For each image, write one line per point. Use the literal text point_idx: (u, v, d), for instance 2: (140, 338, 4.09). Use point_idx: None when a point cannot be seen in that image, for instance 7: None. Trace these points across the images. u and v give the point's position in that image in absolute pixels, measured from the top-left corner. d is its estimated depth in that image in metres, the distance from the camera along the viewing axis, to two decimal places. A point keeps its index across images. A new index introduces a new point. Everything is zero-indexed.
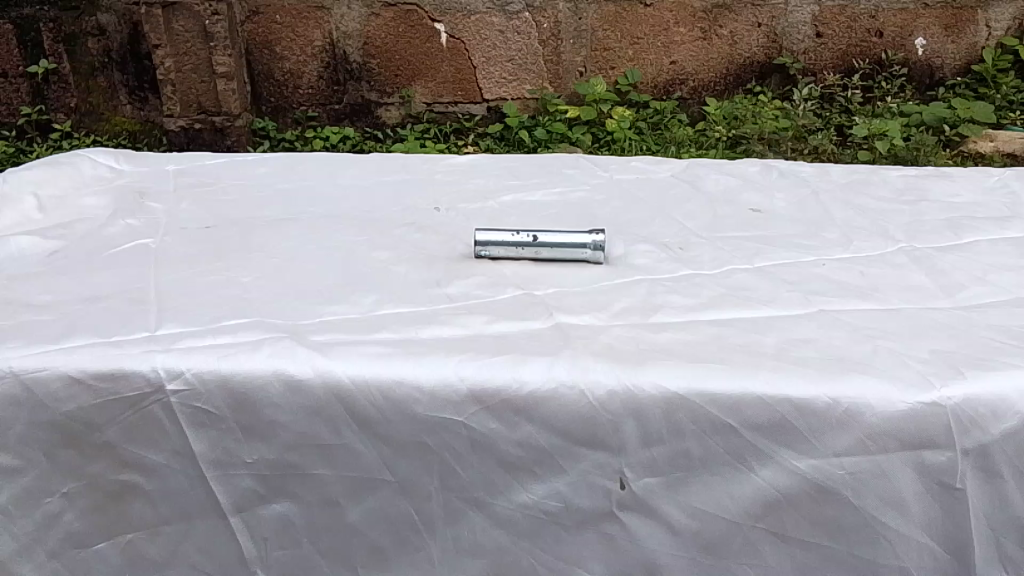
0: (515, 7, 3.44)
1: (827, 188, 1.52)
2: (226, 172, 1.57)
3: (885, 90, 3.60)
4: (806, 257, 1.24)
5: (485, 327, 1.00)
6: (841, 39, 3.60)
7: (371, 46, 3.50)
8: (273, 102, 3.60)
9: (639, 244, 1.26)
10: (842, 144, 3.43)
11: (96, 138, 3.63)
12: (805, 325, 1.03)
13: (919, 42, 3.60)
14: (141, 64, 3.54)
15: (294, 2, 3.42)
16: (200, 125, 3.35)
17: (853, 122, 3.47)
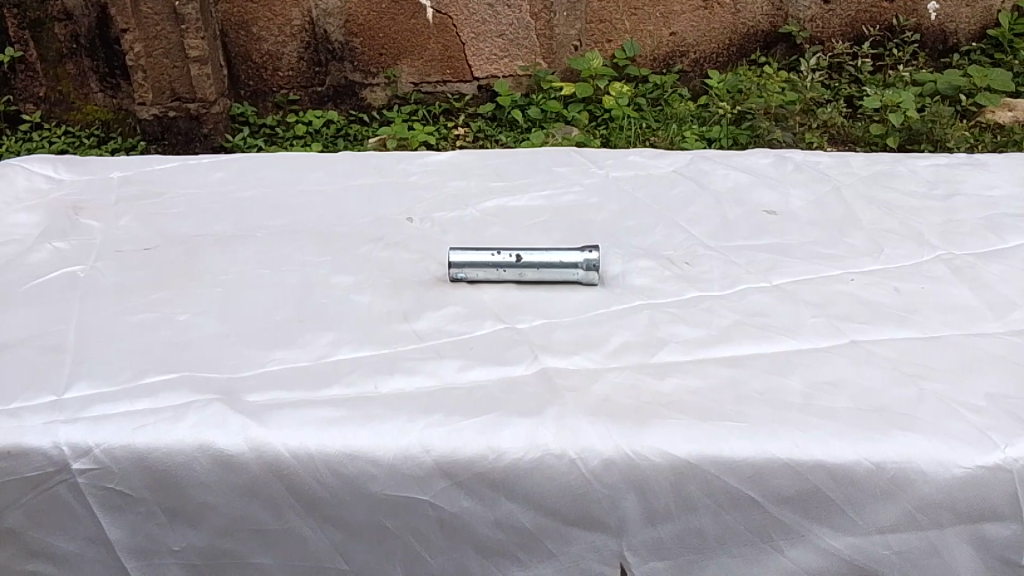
0: None
1: (848, 181, 1.36)
2: (178, 179, 1.41)
3: (897, 58, 3.41)
4: (832, 271, 1.08)
5: (458, 377, 0.85)
6: (850, 4, 3.39)
7: (351, 26, 3.30)
8: (252, 86, 3.40)
9: (639, 259, 1.10)
10: (853, 117, 3.23)
11: (69, 128, 3.46)
12: (836, 363, 0.88)
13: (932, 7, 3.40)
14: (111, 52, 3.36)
15: None
16: (174, 112, 3.17)
17: (863, 93, 3.28)
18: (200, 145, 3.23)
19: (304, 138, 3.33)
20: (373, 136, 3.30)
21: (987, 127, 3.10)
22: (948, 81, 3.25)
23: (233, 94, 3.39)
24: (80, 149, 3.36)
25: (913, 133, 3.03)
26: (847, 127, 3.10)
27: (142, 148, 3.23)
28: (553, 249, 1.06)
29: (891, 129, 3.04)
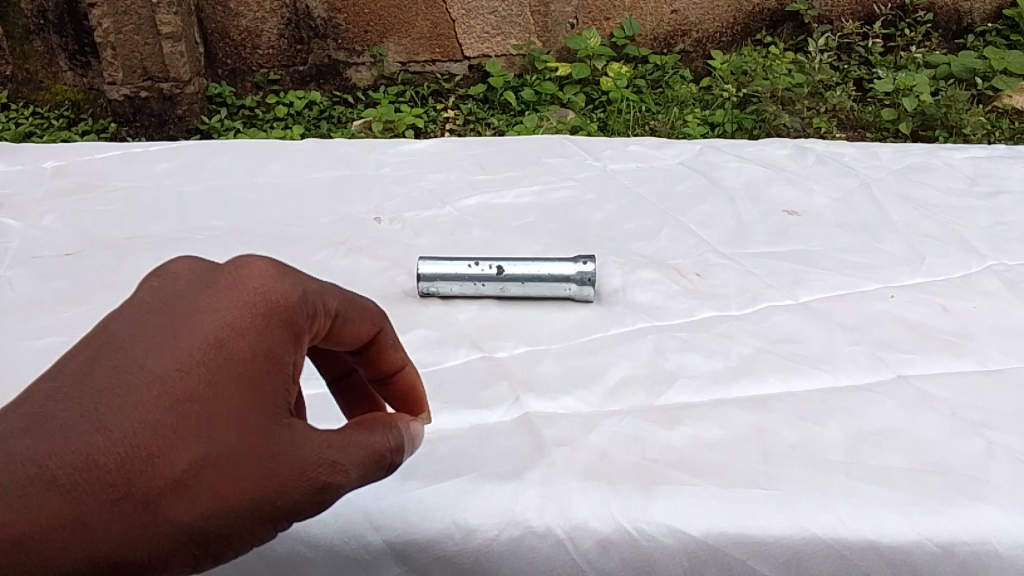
0: None
1: (877, 176, 1.19)
2: (118, 170, 1.24)
3: (910, 37, 2.72)
4: (868, 285, 0.92)
5: (417, 426, 0.70)
6: None
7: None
8: (230, 64, 2.59)
9: (642, 270, 0.94)
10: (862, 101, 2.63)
11: (39, 111, 2.63)
12: (882, 406, 0.73)
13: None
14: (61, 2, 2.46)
15: None
16: (145, 93, 2.46)
17: (876, 75, 2.63)
18: (173, 127, 2.53)
19: (284, 123, 2.57)
20: (359, 118, 2.55)
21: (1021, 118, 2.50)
22: (968, 62, 2.63)
23: (209, 74, 2.58)
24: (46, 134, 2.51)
25: (927, 119, 2.45)
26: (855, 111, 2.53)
27: (115, 134, 2.51)
28: (539, 259, 0.89)
29: (905, 115, 2.46)
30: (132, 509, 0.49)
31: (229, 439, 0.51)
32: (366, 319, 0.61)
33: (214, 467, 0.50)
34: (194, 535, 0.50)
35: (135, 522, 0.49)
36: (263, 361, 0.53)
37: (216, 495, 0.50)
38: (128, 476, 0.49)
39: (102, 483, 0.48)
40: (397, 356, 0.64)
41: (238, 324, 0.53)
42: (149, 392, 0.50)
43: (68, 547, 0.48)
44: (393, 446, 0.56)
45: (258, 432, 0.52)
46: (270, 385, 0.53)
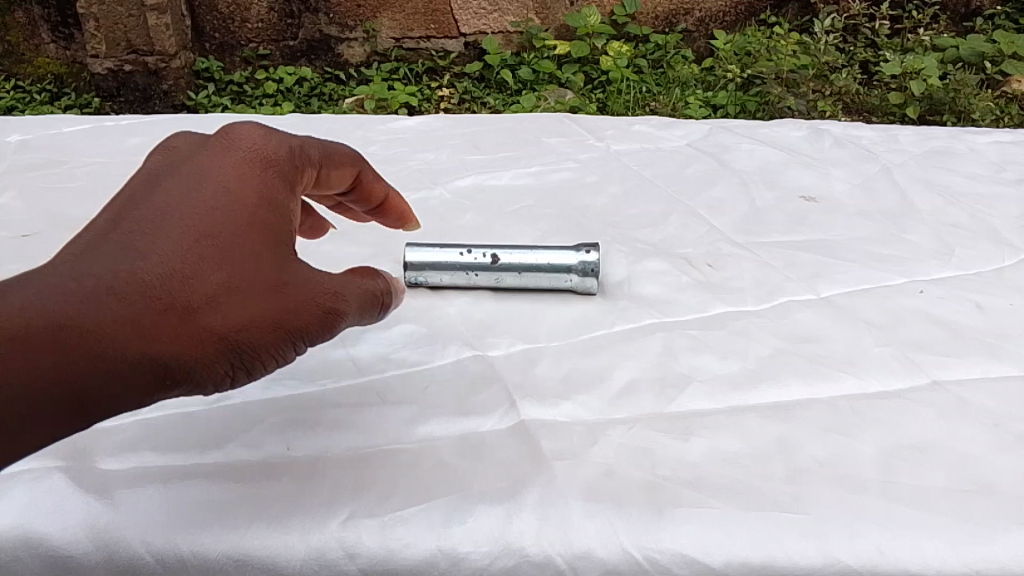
0: None
1: (898, 161, 1.11)
2: (83, 144, 1.15)
3: (918, 20, 2.35)
4: (895, 279, 0.84)
5: (398, 434, 0.62)
6: None
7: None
8: (217, 37, 2.22)
9: (649, 259, 0.86)
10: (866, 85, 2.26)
11: (13, 84, 2.23)
12: (917, 417, 0.66)
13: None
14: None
15: None
16: (130, 66, 2.11)
17: (882, 57, 2.26)
18: (159, 103, 2.17)
19: (273, 100, 2.19)
20: (352, 96, 2.20)
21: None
22: (978, 44, 2.25)
23: (195, 47, 2.22)
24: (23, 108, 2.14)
25: (934, 102, 2.08)
26: (861, 93, 2.15)
27: (97, 109, 2.15)
28: (535, 248, 0.81)
29: (913, 98, 2.09)
30: (176, 317, 0.52)
31: (257, 260, 0.55)
32: (346, 161, 0.67)
33: (244, 284, 0.54)
34: (229, 349, 0.53)
35: (179, 331, 0.52)
36: (269, 201, 0.58)
37: (248, 309, 0.54)
38: (170, 289, 0.52)
39: (145, 292, 0.51)
40: (376, 188, 0.72)
41: (243, 170, 0.58)
42: (175, 228, 0.54)
43: (119, 350, 0.50)
44: (379, 288, 0.62)
45: (277, 259, 0.56)
46: (282, 220, 0.58)
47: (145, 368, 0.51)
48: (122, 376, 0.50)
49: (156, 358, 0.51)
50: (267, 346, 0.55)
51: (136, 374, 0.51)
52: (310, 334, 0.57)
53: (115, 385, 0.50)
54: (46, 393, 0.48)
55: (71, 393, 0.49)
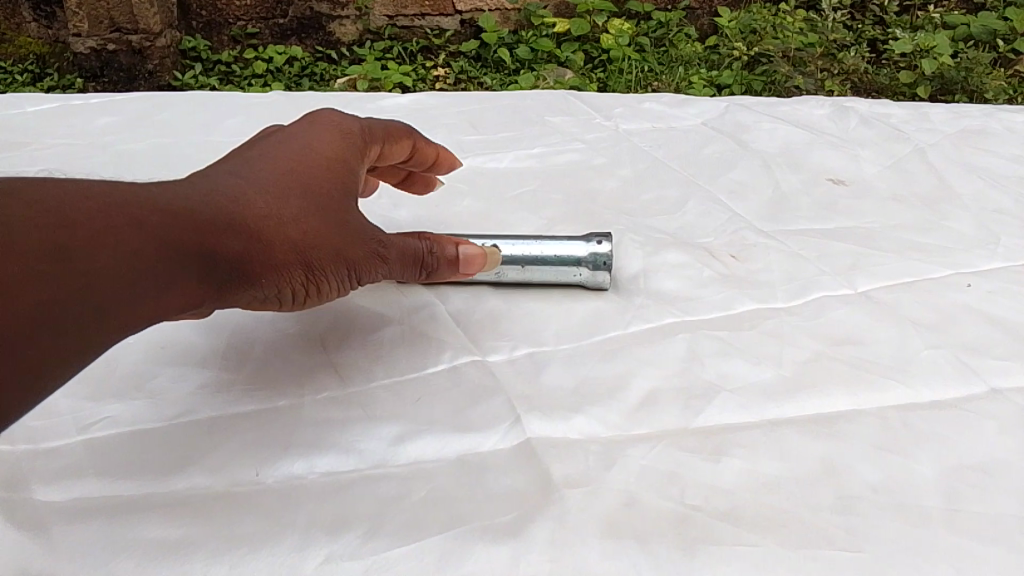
0: None
1: (931, 140, 1.03)
2: (47, 124, 1.06)
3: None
4: (940, 271, 0.76)
5: (386, 456, 0.54)
6: None
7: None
8: (205, 15, 2.11)
9: (667, 250, 0.78)
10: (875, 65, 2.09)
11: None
12: (978, 432, 0.58)
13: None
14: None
15: None
16: (114, 45, 1.98)
17: (892, 35, 2.08)
18: (145, 84, 2.03)
19: (263, 81, 2.08)
20: (344, 76, 2.08)
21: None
22: (989, 19, 2.07)
23: (182, 25, 2.10)
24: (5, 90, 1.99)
25: (945, 82, 1.91)
26: (870, 73, 1.98)
27: (82, 91, 2.01)
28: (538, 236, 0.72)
29: (923, 78, 1.93)
30: (268, 227, 0.53)
31: (342, 193, 0.57)
32: (402, 133, 0.66)
33: (328, 211, 0.56)
34: (299, 253, 0.55)
35: (266, 240, 0.53)
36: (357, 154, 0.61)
37: (321, 221, 0.55)
38: (265, 202, 0.54)
39: (239, 197, 0.53)
40: (429, 148, 0.70)
41: (337, 125, 0.61)
42: (276, 158, 0.57)
43: (206, 231, 0.51)
44: (437, 245, 0.62)
45: (350, 191, 0.58)
46: (355, 163, 0.60)
47: (223, 255, 0.52)
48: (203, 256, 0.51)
49: (234, 248, 0.52)
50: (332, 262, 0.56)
51: (216, 259, 0.52)
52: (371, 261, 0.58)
53: (197, 267, 0.51)
54: (136, 253, 0.48)
55: (159, 263, 0.49)
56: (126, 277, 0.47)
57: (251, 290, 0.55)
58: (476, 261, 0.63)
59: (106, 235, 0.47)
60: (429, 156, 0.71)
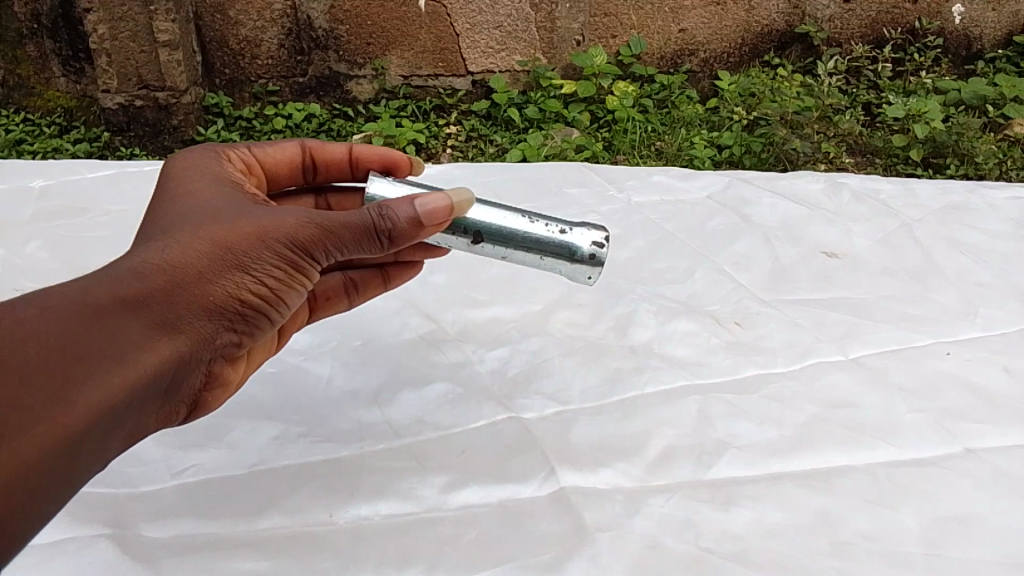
0: None
1: (917, 216, 1.12)
2: (107, 190, 1.14)
3: (922, 61, 1.92)
4: (921, 339, 0.85)
5: (440, 501, 0.62)
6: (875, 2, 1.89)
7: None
8: (228, 73, 1.82)
9: (679, 319, 0.86)
10: (871, 127, 1.88)
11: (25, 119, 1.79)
12: (957, 486, 0.66)
13: (958, 7, 1.91)
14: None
15: None
16: (142, 101, 1.71)
17: (887, 98, 1.87)
18: (171, 140, 1.76)
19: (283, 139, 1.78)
20: (361, 133, 1.81)
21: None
22: (978, 84, 1.87)
23: (205, 81, 1.81)
24: (32, 144, 1.71)
25: (937, 146, 1.75)
26: (865, 134, 1.82)
27: (108, 146, 1.74)
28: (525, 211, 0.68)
29: (915, 140, 1.77)
30: (177, 258, 0.55)
31: (235, 212, 0.60)
32: (285, 142, 0.77)
33: (228, 224, 0.58)
34: (218, 260, 0.56)
35: (185, 267, 0.55)
36: (229, 192, 0.64)
37: (224, 234, 0.57)
38: (166, 246, 0.56)
39: (143, 255, 0.55)
40: (336, 148, 0.80)
41: (201, 182, 0.65)
42: (159, 223, 0.60)
43: (124, 282, 0.52)
44: (379, 210, 0.59)
45: (244, 209, 0.61)
46: (231, 196, 0.63)
47: (152, 292, 0.53)
48: (136, 302, 0.52)
49: (158, 284, 0.53)
50: (257, 250, 0.58)
51: (150, 298, 0.53)
52: (304, 232, 0.58)
53: (141, 311, 0.52)
54: (73, 315, 0.50)
55: (96, 322, 0.50)
56: (71, 343, 0.49)
57: (203, 320, 0.55)
58: (438, 207, 0.59)
59: (41, 313, 0.49)
60: (342, 159, 0.80)
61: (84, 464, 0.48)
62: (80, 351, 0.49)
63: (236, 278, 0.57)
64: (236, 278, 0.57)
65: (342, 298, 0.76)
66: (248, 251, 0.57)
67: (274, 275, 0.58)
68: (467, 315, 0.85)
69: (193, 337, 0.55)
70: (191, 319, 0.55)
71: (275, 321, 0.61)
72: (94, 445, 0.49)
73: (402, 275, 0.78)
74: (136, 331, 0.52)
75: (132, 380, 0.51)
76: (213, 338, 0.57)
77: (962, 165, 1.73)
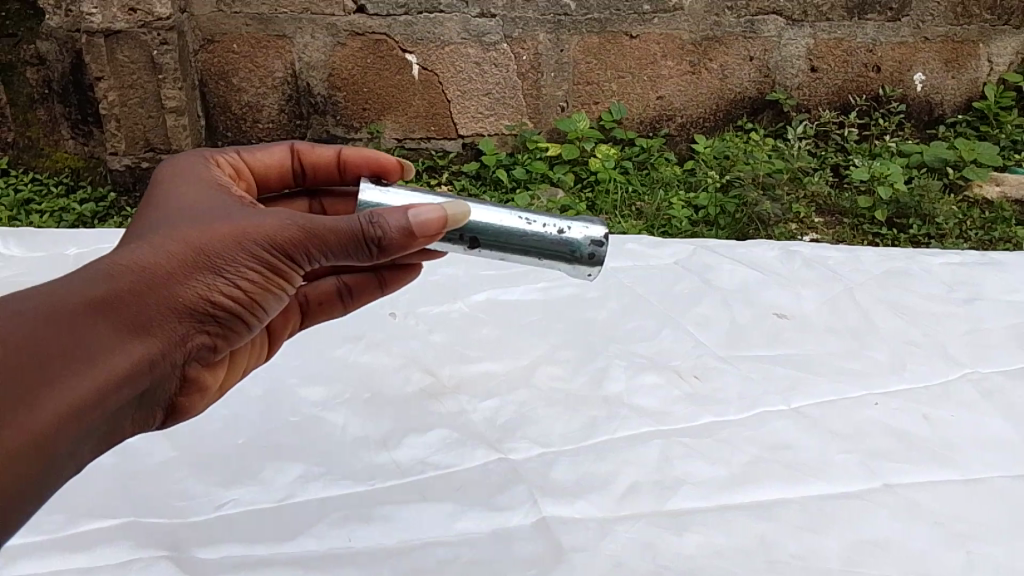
0: (492, 37, 1.91)
1: (860, 280, 1.26)
2: None
3: (886, 126, 2.05)
4: (854, 390, 0.98)
5: (442, 529, 0.74)
6: (838, 75, 2.05)
7: (280, 6, 1.84)
8: (231, 137, 1.97)
9: (646, 373, 0.99)
10: (840, 186, 2.00)
11: (35, 179, 1.94)
12: (873, 515, 0.78)
13: (919, 76, 2.05)
14: (31, 15, 1.82)
15: (253, 26, 1.86)
16: (148, 163, 1.86)
17: (853, 161, 2.00)
18: None
19: None
20: None
21: (1001, 214, 1.85)
22: (940, 149, 1.99)
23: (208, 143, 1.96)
24: (40, 205, 1.86)
25: (901, 207, 1.87)
26: (833, 195, 1.94)
27: (113, 206, 1.89)
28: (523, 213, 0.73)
29: (880, 201, 1.89)
30: (148, 263, 0.62)
31: (210, 218, 0.67)
32: (272, 148, 0.87)
33: (200, 231, 0.65)
34: (189, 265, 0.63)
35: (154, 272, 0.62)
36: (208, 198, 0.71)
37: (194, 241, 0.64)
38: (139, 252, 0.63)
39: (119, 260, 0.63)
40: (323, 150, 0.88)
41: (184, 190, 0.72)
42: (142, 230, 0.67)
43: (95, 286, 0.60)
44: (357, 216, 0.65)
45: (220, 215, 0.67)
46: (210, 202, 0.70)
47: (120, 296, 0.61)
48: (104, 304, 0.60)
49: (126, 287, 0.61)
50: (230, 253, 0.65)
51: (118, 302, 0.60)
52: (281, 237, 0.65)
53: (110, 314, 0.60)
54: (46, 321, 0.58)
55: (66, 326, 0.58)
56: (44, 347, 0.57)
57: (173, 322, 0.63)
58: (428, 219, 0.66)
59: (18, 319, 0.58)
60: (330, 160, 0.88)
61: (57, 453, 0.57)
62: (50, 352, 0.57)
63: (208, 281, 0.64)
64: (208, 281, 0.64)
65: (338, 304, 0.89)
66: (217, 258, 0.64)
67: (247, 278, 0.65)
68: (463, 369, 0.98)
69: (164, 334, 0.63)
70: (160, 319, 0.62)
71: (250, 320, 0.68)
72: (70, 439, 0.58)
73: (400, 278, 0.88)
74: (105, 332, 0.59)
75: (101, 379, 0.58)
76: (185, 334, 0.64)
77: (924, 225, 1.85)
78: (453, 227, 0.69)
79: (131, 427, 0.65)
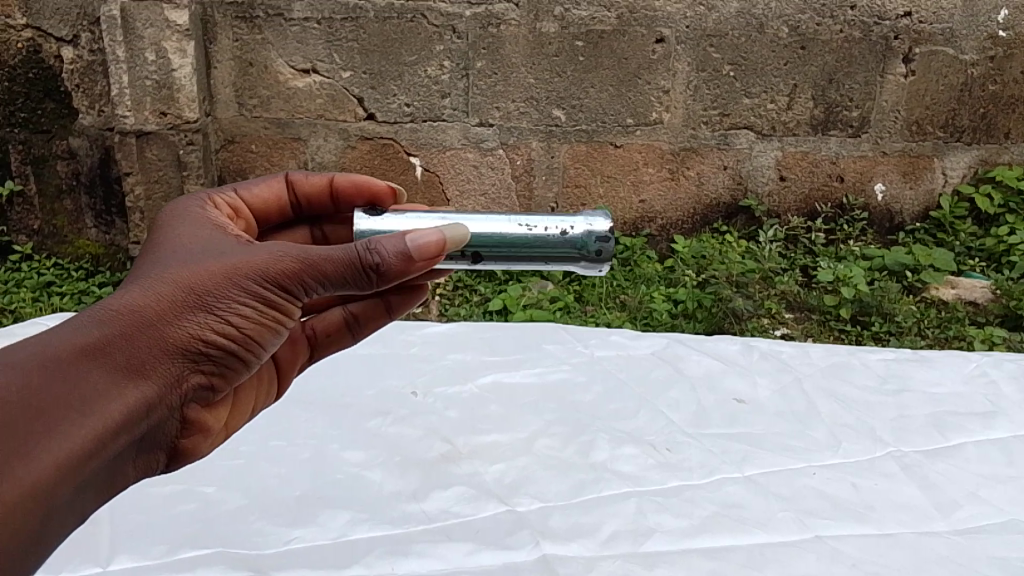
0: (490, 144, 2.19)
1: (807, 372, 1.49)
2: None
3: (849, 232, 2.30)
4: (796, 463, 1.20)
5: (464, 561, 0.94)
6: (803, 185, 2.31)
7: (297, 112, 2.13)
8: None
9: (625, 445, 1.20)
10: (807, 287, 2.24)
11: (54, 263, 2.20)
12: (804, 558, 0.99)
13: (879, 186, 2.31)
14: (65, 114, 2.10)
15: (272, 131, 2.15)
16: None
17: (820, 263, 2.24)
18: None
19: None
20: None
21: (955, 314, 2.09)
22: (899, 254, 2.25)
23: None
24: (61, 287, 2.12)
25: (864, 305, 2.11)
26: (801, 293, 2.17)
27: None
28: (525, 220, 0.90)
29: (845, 300, 2.12)
30: (139, 311, 0.73)
31: (198, 264, 0.78)
32: (268, 181, 1.06)
33: (189, 277, 0.76)
34: (181, 310, 0.74)
35: (147, 319, 0.73)
36: (195, 246, 0.82)
37: (183, 288, 0.75)
38: (132, 299, 0.74)
39: (111, 308, 0.73)
40: (315, 179, 1.07)
41: (173, 242, 0.84)
42: (135, 278, 0.78)
43: (94, 338, 0.70)
44: (347, 251, 0.78)
45: (207, 260, 0.78)
46: (199, 250, 0.82)
47: (118, 345, 0.71)
48: (102, 353, 0.70)
49: (124, 337, 0.71)
50: (221, 296, 0.76)
51: (117, 349, 0.71)
52: (273, 273, 0.77)
53: (110, 361, 0.70)
54: (48, 371, 0.67)
55: (67, 375, 0.68)
56: (45, 395, 0.66)
57: (167, 363, 0.73)
58: (425, 240, 0.80)
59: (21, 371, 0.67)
60: (321, 185, 1.07)
61: (64, 491, 0.66)
62: (51, 399, 0.66)
63: (200, 323, 0.75)
64: (200, 324, 0.75)
65: (346, 333, 1.09)
66: (205, 300, 0.75)
67: (235, 314, 0.76)
68: (474, 439, 1.19)
69: (161, 373, 0.73)
70: (155, 359, 0.73)
71: (241, 354, 0.79)
72: (76, 477, 0.67)
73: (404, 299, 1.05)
74: (103, 377, 0.69)
75: (102, 419, 0.68)
76: (182, 372, 0.74)
77: (884, 322, 2.08)
78: (453, 247, 0.83)
79: (129, 468, 0.74)
